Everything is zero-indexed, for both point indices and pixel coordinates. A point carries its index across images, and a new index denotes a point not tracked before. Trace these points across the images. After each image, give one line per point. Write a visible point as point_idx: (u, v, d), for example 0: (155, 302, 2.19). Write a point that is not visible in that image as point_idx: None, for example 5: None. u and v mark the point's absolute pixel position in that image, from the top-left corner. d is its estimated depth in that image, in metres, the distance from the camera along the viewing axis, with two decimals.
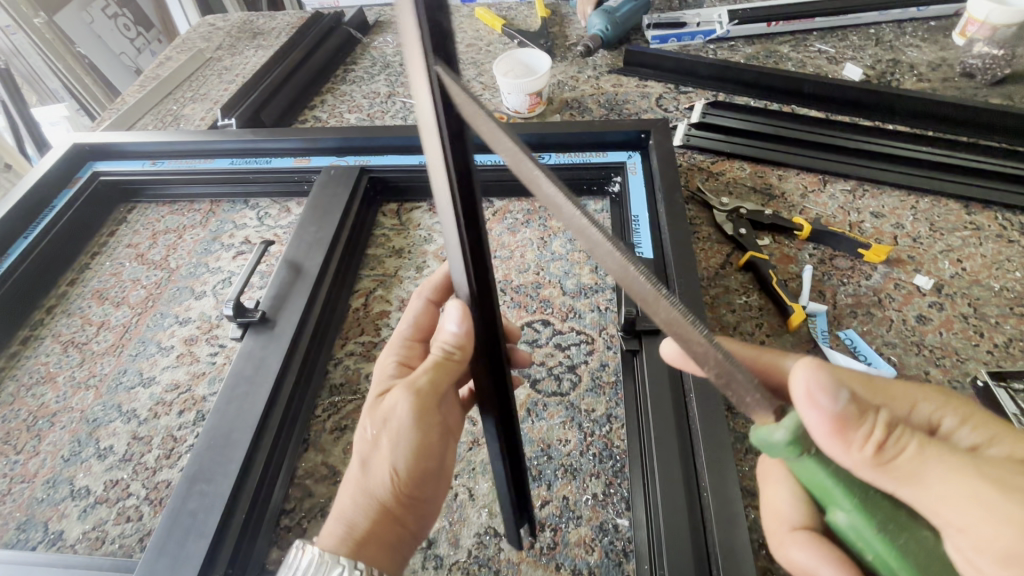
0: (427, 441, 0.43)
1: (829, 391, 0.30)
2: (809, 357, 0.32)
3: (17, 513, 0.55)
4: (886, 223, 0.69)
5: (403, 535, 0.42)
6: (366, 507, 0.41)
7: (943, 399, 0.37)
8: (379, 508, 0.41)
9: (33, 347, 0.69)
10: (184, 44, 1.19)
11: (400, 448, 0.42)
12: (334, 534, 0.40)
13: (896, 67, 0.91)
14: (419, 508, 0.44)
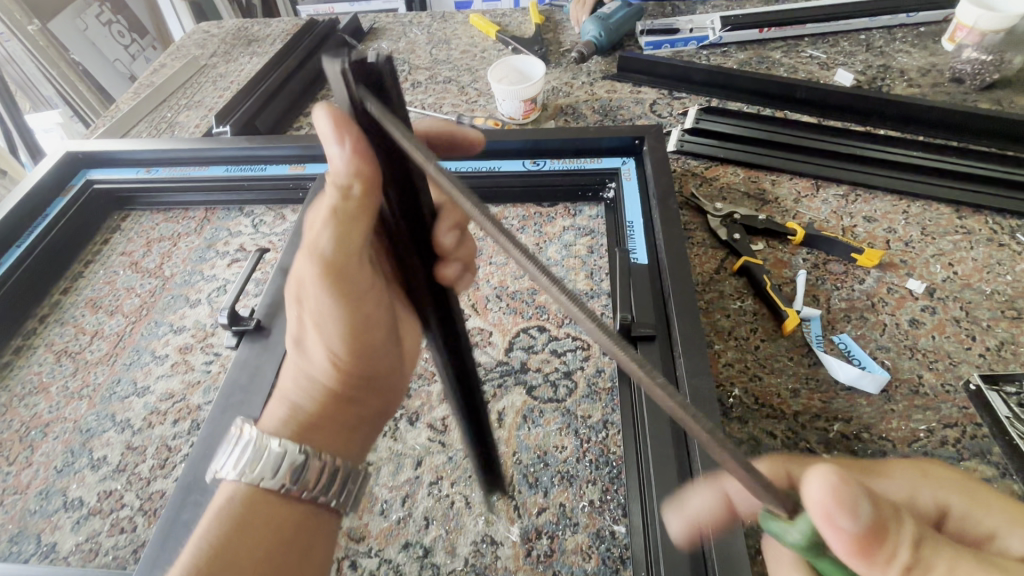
0: (355, 323, 0.43)
1: (851, 510, 0.27)
2: (827, 465, 0.29)
3: (10, 525, 0.55)
4: (879, 227, 0.70)
5: (349, 415, 0.46)
6: (307, 394, 0.45)
7: (948, 481, 0.38)
8: (322, 391, 0.45)
9: (26, 357, 0.69)
10: (178, 51, 1.19)
11: (328, 331, 0.43)
12: (278, 416, 0.44)
13: (886, 72, 0.92)
14: (363, 382, 0.47)
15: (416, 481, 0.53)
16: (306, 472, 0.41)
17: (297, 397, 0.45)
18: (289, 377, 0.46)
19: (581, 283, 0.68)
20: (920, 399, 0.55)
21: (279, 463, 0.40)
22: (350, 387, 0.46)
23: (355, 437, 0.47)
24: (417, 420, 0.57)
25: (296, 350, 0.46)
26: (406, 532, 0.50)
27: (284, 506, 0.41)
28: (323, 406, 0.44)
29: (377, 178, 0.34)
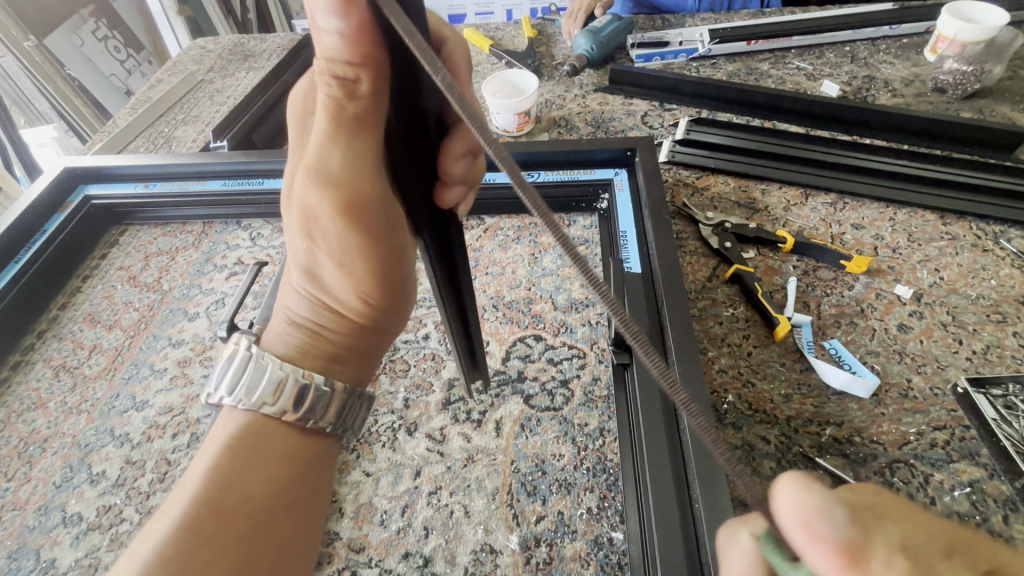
0: (369, 245, 0.40)
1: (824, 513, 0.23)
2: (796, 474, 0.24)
3: (8, 542, 0.55)
4: (866, 234, 0.72)
5: (368, 336, 0.49)
6: (327, 317, 0.46)
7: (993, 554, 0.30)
8: (337, 318, 0.45)
9: (23, 373, 0.69)
10: (175, 67, 1.20)
11: (343, 254, 0.41)
12: (292, 343, 0.46)
13: (871, 83, 0.95)
14: (382, 302, 0.46)
15: (415, 491, 0.54)
16: (307, 399, 0.43)
17: (317, 321, 0.46)
18: (300, 302, 0.46)
19: (576, 292, 0.69)
20: (910, 402, 0.56)
21: (284, 390, 0.43)
22: (372, 316, 0.47)
23: (367, 354, 0.50)
24: (415, 430, 0.58)
25: (306, 276, 0.44)
26: (406, 542, 0.51)
27: (295, 430, 0.44)
28: (348, 328, 0.47)
29: (383, 67, 0.31)
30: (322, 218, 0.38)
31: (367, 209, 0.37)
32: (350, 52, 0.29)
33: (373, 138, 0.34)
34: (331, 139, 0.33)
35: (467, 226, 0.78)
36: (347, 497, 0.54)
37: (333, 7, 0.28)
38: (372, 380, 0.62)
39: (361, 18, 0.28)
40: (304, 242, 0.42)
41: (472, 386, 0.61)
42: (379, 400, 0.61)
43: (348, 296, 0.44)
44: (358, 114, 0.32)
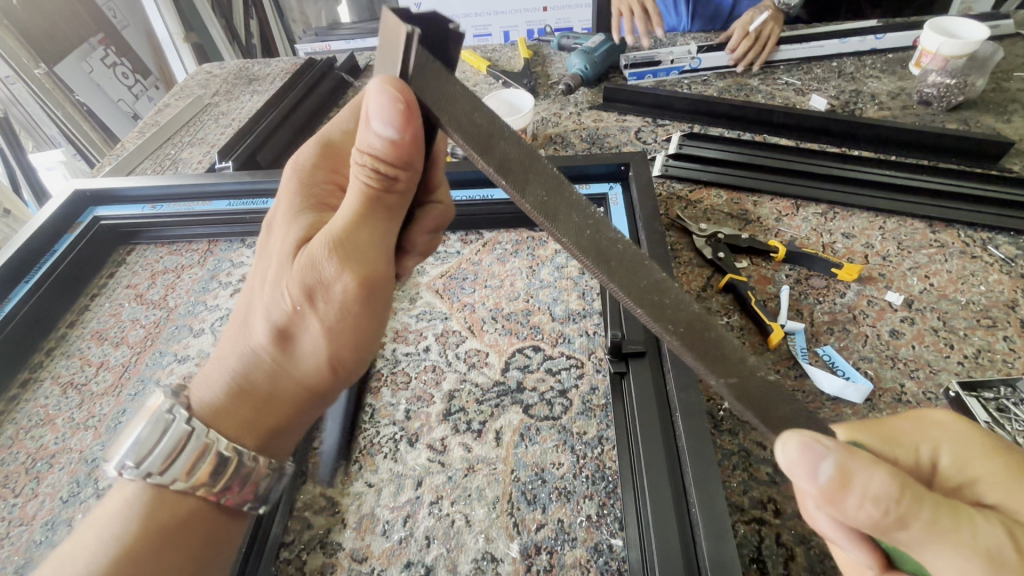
0: (366, 313, 0.41)
1: (811, 465, 0.29)
2: (799, 435, 0.30)
3: (15, 557, 0.55)
4: (857, 243, 0.73)
5: (313, 413, 0.47)
6: (285, 388, 0.42)
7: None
8: (307, 395, 0.43)
9: (32, 390, 0.70)
10: (183, 91, 1.24)
11: (340, 320, 0.40)
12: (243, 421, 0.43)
13: (858, 97, 0.97)
14: (349, 375, 0.45)
15: (417, 501, 0.54)
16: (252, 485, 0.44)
17: (275, 394, 0.42)
18: (260, 370, 0.41)
19: (573, 303, 0.70)
20: (904, 406, 0.56)
21: (232, 474, 0.42)
22: (334, 391, 0.45)
23: (298, 433, 0.48)
24: (417, 441, 0.59)
25: (271, 344, 0.40)
26: (408, 552, 0.51)
27: (214, 511, 0.44)
28: (297, 404, 0.44)
29: (412, 167, 0.41)
30: (335, 290, 0.39)
31: (379, 282, 0.41)
32: (396, 152, 0.39)
33: (390, 221, 0.42)
34: (360, 218, 0.39)
35: (466, 240, 0.79)
36: (349, 508, 0.54)
37: (393, 120, 0.37)
38: (374, 392, 0.63)
39: (412, 133, 0.39)
40: (292, 308, 0.39)
41: (473, 397, 0.62)
42: (380, 412, 0.62)
43: (321, 365, 0.42)
44: (387, 203, 0.41)
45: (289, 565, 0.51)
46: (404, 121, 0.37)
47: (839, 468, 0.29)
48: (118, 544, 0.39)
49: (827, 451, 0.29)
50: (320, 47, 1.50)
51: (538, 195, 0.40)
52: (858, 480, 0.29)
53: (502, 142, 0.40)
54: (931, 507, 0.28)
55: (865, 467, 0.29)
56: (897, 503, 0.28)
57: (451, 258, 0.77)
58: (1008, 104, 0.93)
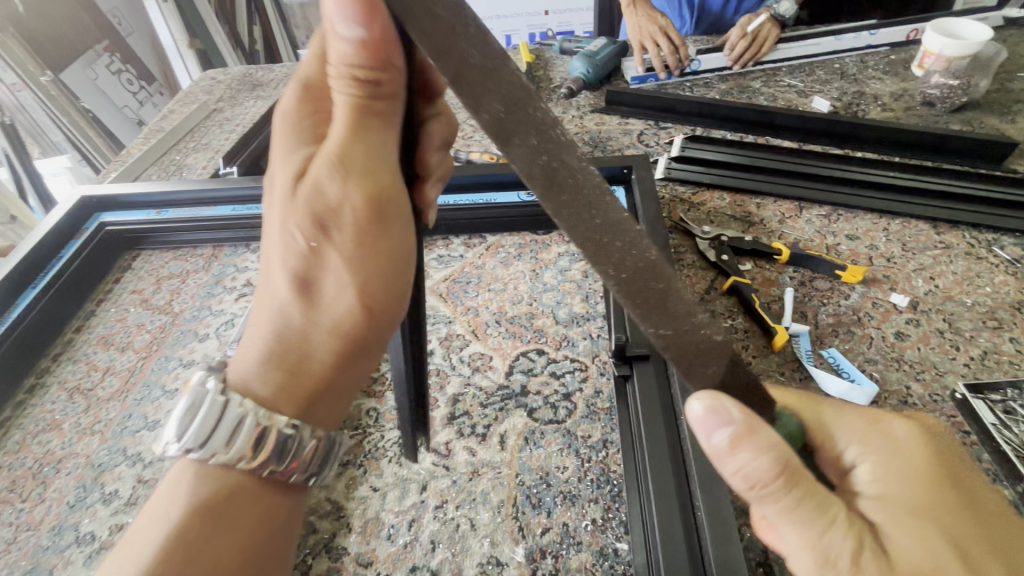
0: (383, 237, 0.41)
1: (713, 431, 0.33)
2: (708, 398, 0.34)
3: (23, 562, 0.55)
4: (861, 245, 0.73)
5: (355, 369, 0.45)
6: (322, 338, 0.41)
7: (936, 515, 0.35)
8: (344, 341, 0.42)
9: (39, 396, 0.70)
10: (187, 98, 1.24)
11: (355, 247, 0.40)
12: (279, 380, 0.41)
13: (861, 98, 0.97)
14: (384, 315, 0.43)
15: (422, 505, 0.54)
16: (293, 452, 0.41)
17: (310, 346, 0.41)
18: (289, 326, 0.41)
19: (577, 306, 0.70)
20: (909, 409, 0.56)
21: (274, 443, 0.40)
22: (372, 336, 0.44)
23: (343, 397, 0.45)
24: (421, 445, 0.59)
25: (294, 295, 0.40)
26: (413, 556, 0.51)
27: (267, 492, 0.42)
28: (341, 354, 0.42)
29: (396, 69, 0.37)
30: (343, 211, 0.39)
31: (386, 198, 0.40)
32: (372, 56, 0.36)
33: (389, 131, 0.39)
34: (353, 134, 0.37)
35: (469, 244, 0.80)
36: (355, 513, 0.54)
37: (357, 16, 0.35)
38: (379, 396, 0.63)
39: (382, 26, 0.35)
40: (308, 245, 0.39)
41: (477, 401, 0.62)
42: (385, 416, 0.62)
43: (351, 304, 0.41)
44: (380, 110, 0.38)
45: (294, 570, 0.51)
46: (368, 18, 0.35)
47: (734, 439, 0.33)
48: (168, 528, 0.38)
49: (730, 420, 0.33)
50: None
51: (494, 109, 0.33)
52: (745, 453, 0.33)
53: (461, 44, 0.33)
54: (798, 496, 0.33)
55: (759, 439, 0.33)
56: (765, 484, 0.33)
57: (454, 262, 0.78)
58: (1012, 105, 0.93)
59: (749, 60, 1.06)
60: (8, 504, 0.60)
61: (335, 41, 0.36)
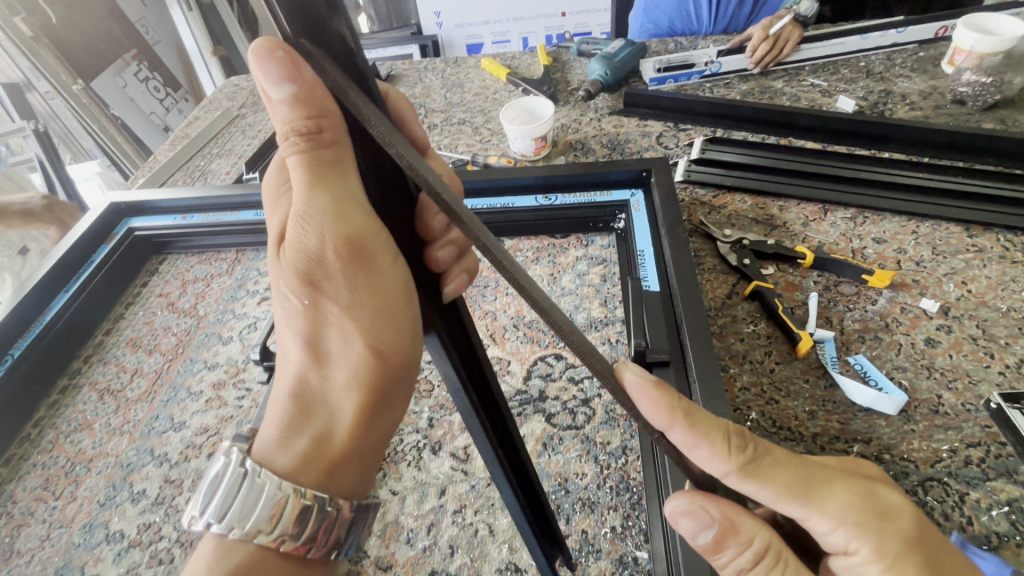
0: (381, 283, 0.37)
1: (694, 526, 0.34)
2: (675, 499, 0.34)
3: (56, 558, 0.57)
4: (889, 248, 0.71)
5: (382, 427, 0.40)
6: (339, 399, 0.37)
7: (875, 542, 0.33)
8: (365, 401, 0.37)
9: (71, 396, 0.73)
10: (211, 104, 1.27)
11: (356, 296, 0.36)
12: (299, 449, 0.36)
13: (888, 97, 0.95)
14: (404, 362, 0.39)
15: (440, 510, 0.54)
16: (309, 523, 0.35)
17: (331, 405, 0.37)
18: (307, 391, 0.38)
19: (595, 311, 0.70)
20: (941, 418, 0.55)
21: (301, 522, 0.34)
22: (389, 388, 0.39)
23: (379, 459, 0.41)
24: (440, 449, 0.59)
25: (303, 354, 0.37)
26: (432, 560, 0.51)
27: (292, 561, 0.37)
28: (361, 417, 0.38)
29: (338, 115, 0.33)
30: (325, 256, 0.34)
31: (367, 241, 0.35)
32: (305, 107, 0.31)
33: (348, 176, 0.34)
34: (313, 190, 0.33)
35: None
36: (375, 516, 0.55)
37: (282, 75, 0.30)
38: None
39: (311, 76, 0.31)
40: (304, 300, 0.36)
41: None
42: (404, 420, 0.62)
43: (360, 355, 0.37)
44: (331, 159, 0.33)
45: None
46: (292, 73, 0.30)
47: (717, 538, 0.34)
48: None
49: (708, 520, 0.33)
50: None
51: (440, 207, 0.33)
52: (729, 549, 0.34)
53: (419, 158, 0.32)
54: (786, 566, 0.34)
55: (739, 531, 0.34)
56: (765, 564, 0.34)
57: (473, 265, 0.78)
58: None
59: (770, 62, 1.04)
60: (42, 501, 0.62)
61: (265, 104, 0.32)
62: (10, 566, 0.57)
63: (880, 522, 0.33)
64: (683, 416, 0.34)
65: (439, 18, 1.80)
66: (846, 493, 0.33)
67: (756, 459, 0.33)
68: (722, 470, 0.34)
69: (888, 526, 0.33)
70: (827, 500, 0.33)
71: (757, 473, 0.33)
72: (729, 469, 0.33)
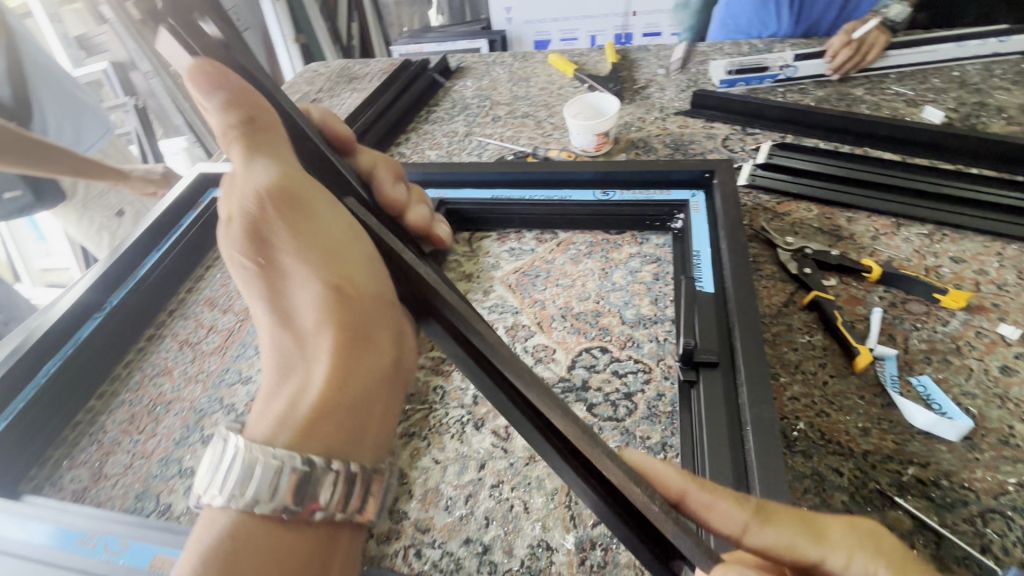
0: (328, 245, 0.52)
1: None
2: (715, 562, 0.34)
3: (136, 484, 0.64)
4: (967, 269, 0.67)
5: (355, 377, 0.48)
6: (310, 349, 0.49)
7: (876, 553, 0.35)
8: (334, 352, 0.48)
9: (155, 344, 0.81)
10: (292, 88, 1.36)
11: (309, 254, 0.51)
12: (276, 412, 0.44)
13: (982, 110, 0.89)
14: (358, 310, 0.51)
15: (479, 482, 0.57)
16: (285, 480, 0.38)
17: (308, 356, 0.48)
18: (287, 352, 0.49)
19: (645, 308, 0.70)
20: (1010, 450, 0.51)
21: (279, 479, 0.38)
22: (347, 339, 0.50)
23: (367, 422, 0.47)
24: (482, 426, 0.62)
25: (274, 317, 0.50)
26: (468, 529, 0.54)
27: (279, 530, 0.39)
28: (331, 364, 0.48)
29: (257, 117, 0.52)
30: (262, 217, 0.50)
31: (287, 208, 0.51)
32: (231, 111, 0.50)
33: (269, 160, 0.52)
34: (251, 174, 0.50)
35: (541, 239, 0.82)
36: (417, 481, 0.58)
37: (209, 90, 0.50)
38: (445, 376, 0.67)
39: (222, 93, 0.50)
40: (259, 261, 0.51)
41: None
42: (450, 395, 0.65)
43: (317, 294, 0.50)
44: (252, 147, 0.51)
45: None
46: (219, 84, 0.50)
47: None
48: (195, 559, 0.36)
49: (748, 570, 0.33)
50: (412, 50, 1.71)
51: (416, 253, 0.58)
52: None
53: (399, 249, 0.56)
54: None
55: None
56: None
57: (526, 255, 0.80)
58: None
59: (851, 69, 1.00)
60: (127, 433, 0.69)
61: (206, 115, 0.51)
62: (97, 486, 0.64)
63: (877, 542, 0.36)
64: (692, 479, 0.39)
65: (509, 13, 1.83)
66: (845, 524, 0.37)
67: (763, 507, 0.37)
68: (740, 522, 0.37)
69: (886, 546, 0.35)
70: (830, 532, 0.36)
71: (767, 520, 0.37)
72: (747, 517, 0.37)
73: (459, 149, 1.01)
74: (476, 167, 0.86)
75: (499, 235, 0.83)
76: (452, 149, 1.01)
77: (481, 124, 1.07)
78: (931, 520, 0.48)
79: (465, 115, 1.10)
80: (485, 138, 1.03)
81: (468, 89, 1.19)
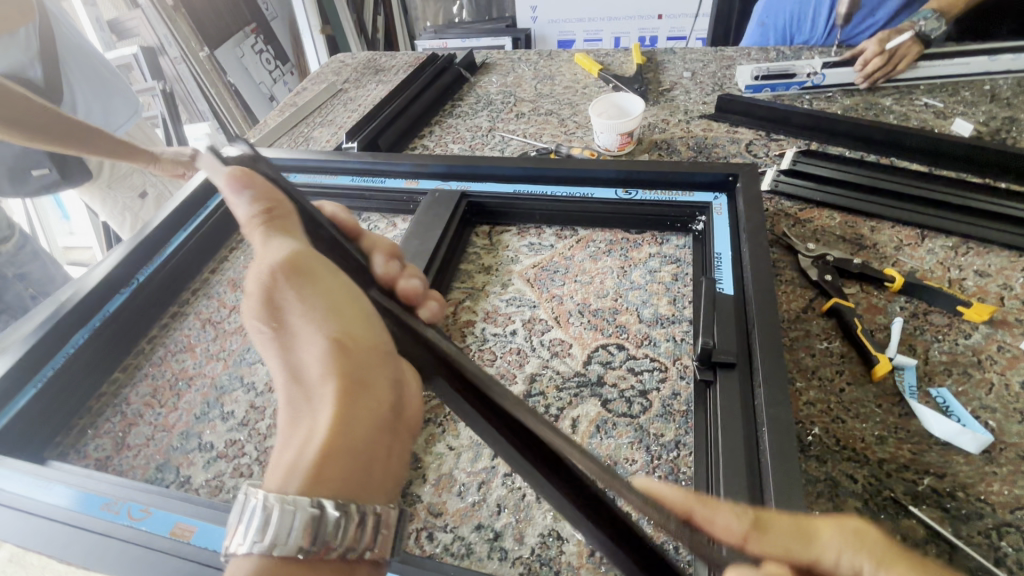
0: (336, 300, 0.46)
1: None
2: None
3: (157, 456, 0.65)
4: (992, 282, 0.66)
5: (359, 423, 0.41)
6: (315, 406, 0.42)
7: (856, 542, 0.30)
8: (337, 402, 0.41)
9: (179, 322, 0.82)
10: (318, 78, 1.37)
11: (316, 310, 0.45)
12: (282, 465, 0.38)
13: (1013, 125, 0.88)
14: (369, 370, 0.45)
15: (492, 470, 0.57)
16: (295, 522, 0.33)
17: (313, 406, 0.42)
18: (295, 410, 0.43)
19: (663, 307, 0.70)
20: None
21: (290, 524, 0.33)
22: (357, 396, 0.43)
23: (379, 463, 0.42)
24: None
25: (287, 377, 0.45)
26: (479, 515, 0.54)
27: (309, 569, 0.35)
28: (336, 414, 0.40)
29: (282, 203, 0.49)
30: (274, 281, 0.45)
31: (301, 266, 0.45)
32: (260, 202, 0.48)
33: (289, 230, 0.48)
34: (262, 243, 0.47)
35: (560, 235, 0.82)
36: (431, 466, 0.59)
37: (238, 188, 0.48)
38: None
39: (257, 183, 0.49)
40: (273, 326, 0.46)
41: (553, 383, 0.64)
42: None
43: (324, 348, 0.44)
44: (278, 222, 0.48)
45: None
46: (247, 184, 0.48)
47: None
48: None
49: None
50: (436, 44, 1.72)
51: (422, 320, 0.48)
52: None
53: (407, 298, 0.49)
54: None
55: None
56: None
57: (545, 250, 0.80)
58: None
59: (880, 78, 0.99)
60: (149, 407, 0.71)
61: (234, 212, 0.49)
62: (120, 456, 0.66)
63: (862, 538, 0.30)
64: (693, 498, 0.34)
65: (534, 12, 1.83)
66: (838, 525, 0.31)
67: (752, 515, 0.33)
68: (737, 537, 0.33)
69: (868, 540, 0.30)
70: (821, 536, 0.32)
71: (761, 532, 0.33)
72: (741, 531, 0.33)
73: (482, 144, 1.02)
74: (499, 161, 0.86)
75: (519, 230, 0.84)
76: (475, 144, 1.01)
77: (504, 119, 1.08)
78: (945, 531, 0.48)
79: (489, 110, 1.11)
80: (508, 133, 1.04)
81: (493, 85, 1.19)
